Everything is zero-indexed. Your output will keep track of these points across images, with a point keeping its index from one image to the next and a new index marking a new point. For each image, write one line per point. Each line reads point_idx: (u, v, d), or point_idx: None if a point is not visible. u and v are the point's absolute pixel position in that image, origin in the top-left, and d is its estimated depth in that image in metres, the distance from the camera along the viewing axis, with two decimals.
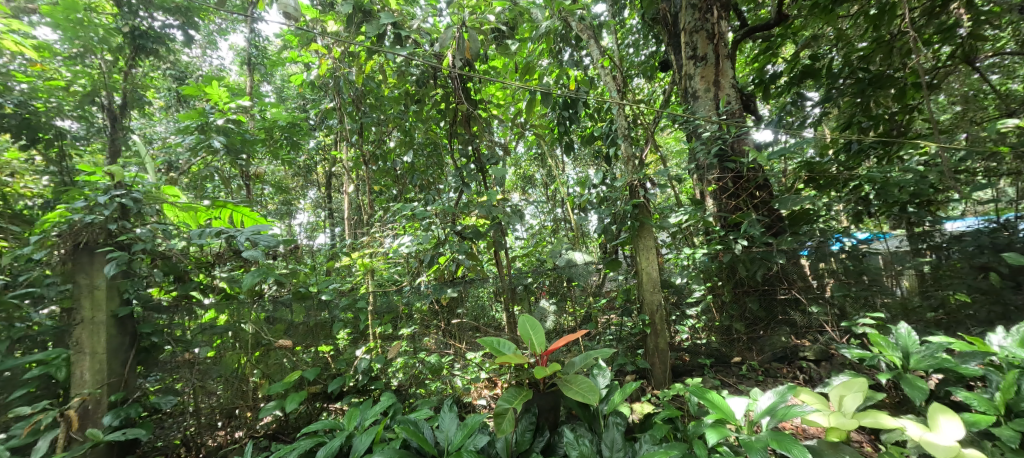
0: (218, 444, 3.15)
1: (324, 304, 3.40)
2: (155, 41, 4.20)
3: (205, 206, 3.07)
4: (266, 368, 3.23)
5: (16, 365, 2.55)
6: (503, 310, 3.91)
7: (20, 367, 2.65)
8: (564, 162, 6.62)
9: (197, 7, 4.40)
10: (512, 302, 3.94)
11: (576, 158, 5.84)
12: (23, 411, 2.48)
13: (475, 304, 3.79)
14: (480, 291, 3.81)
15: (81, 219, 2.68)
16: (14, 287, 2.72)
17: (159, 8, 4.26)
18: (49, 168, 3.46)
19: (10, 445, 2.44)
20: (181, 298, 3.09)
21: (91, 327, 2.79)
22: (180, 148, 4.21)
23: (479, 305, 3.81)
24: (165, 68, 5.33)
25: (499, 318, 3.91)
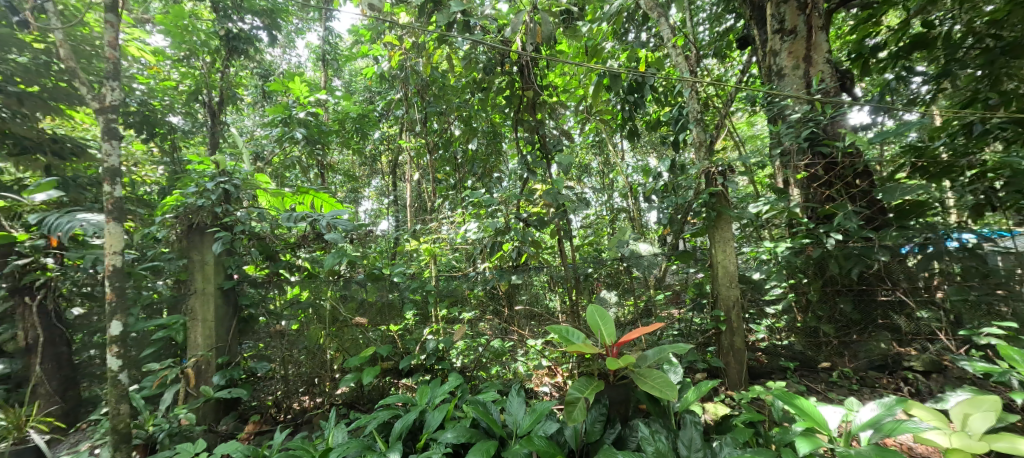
0: (303, 408, 3.48)
1: (394, 285, 3.51)
2: (247, 43, 4.58)
3: (291, 192, 3.49)
4: (342, 343, 3.48)
5: (146, 327, 3.08)
6: (559, 299, 3.76)
7: (145, 330, 3.27)
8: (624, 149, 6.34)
9: (281, 10, 4.79)
10: (568, 290, 3.77)
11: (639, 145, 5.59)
12: (153, 367, 3.04)
13: (533, 292, 3.74)
14: (536, 279, 3.71)
15: (195, 203, 3.11)
16: (144, 261, 3.33)
17: (249, 12, 4.66)
18: (164, 159, 4.19)
19: (144, 394, 3.03)
20: (273, 275, 3.44)
21: (203, 297, 3.23)
22: (266, 141, 4.65)
23: (536, 293, 3.74)
24: (253, 67, 5.85)
25: (553, 306, 3.76)
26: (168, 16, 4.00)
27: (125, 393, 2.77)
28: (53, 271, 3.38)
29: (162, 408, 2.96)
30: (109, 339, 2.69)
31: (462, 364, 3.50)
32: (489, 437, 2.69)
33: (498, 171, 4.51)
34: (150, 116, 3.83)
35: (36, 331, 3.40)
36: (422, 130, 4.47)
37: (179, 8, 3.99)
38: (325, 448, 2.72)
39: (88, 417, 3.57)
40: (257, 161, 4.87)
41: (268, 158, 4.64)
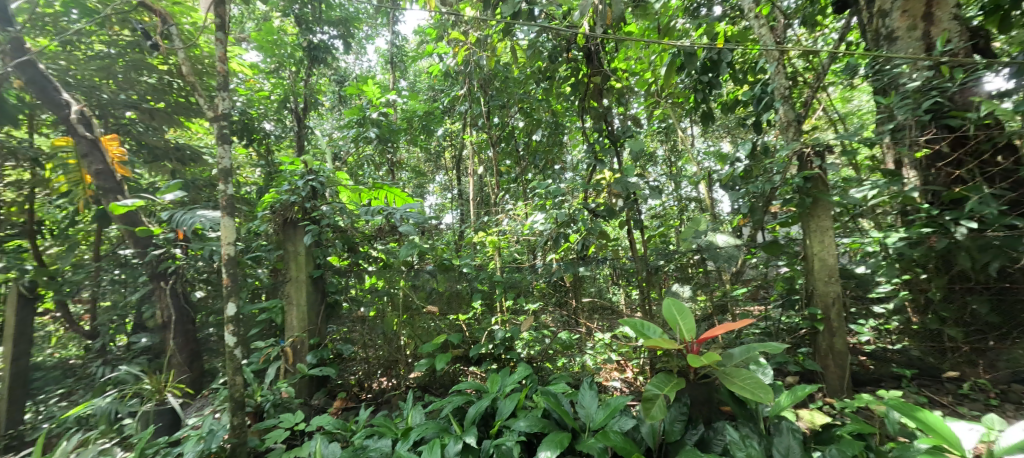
0: (382, 389, 3.72)
1: (464, 275, 3.66)
2: (325, 51, 5.11)
3: (368, 188, 3.77)
4: (414, 330, 3.66)
5: (251, 309, 3.48)
6: (623, 293, 3.67)
7: (250, 312, 3.79)
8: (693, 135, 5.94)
9: (352, 18, 5.28)
10: (632, 284, 3.65)
11: (711, 130, 5.20)
12: (259, 345, 3.41)
13: (594, 284, 3.70)
14: (599, 273, 3.67)
15: (288, 199, 3.43)
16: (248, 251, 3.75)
17: (326, 23, 5.17)
18: (260, 161, 4.71)
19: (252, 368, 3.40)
20: (353, 265, 3.73)
21: (296, 284, 3.54)
22: (342, 142, 5.00)
23: (598, 286, 3.69)
24: (329, 74, 6.29)
25: (616, 300, 3.67)
26: (262, 34, 4.49)
27: (238, 367, 3.03)
28: (180, 260, 3.99)
29: (267, 382, 3.29)
30: (227, 319, 3.00)
31: (529, 354, 3.49)
32: (561, 429, 2.67)
33: (558, 163, 4.43)
34: (248, 124, 4.45)
35: (169, 312, 4.04)
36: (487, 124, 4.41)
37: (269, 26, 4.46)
38: (406, 427, 2.88)
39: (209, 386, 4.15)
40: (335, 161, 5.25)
41: (344, 157, 4.99)
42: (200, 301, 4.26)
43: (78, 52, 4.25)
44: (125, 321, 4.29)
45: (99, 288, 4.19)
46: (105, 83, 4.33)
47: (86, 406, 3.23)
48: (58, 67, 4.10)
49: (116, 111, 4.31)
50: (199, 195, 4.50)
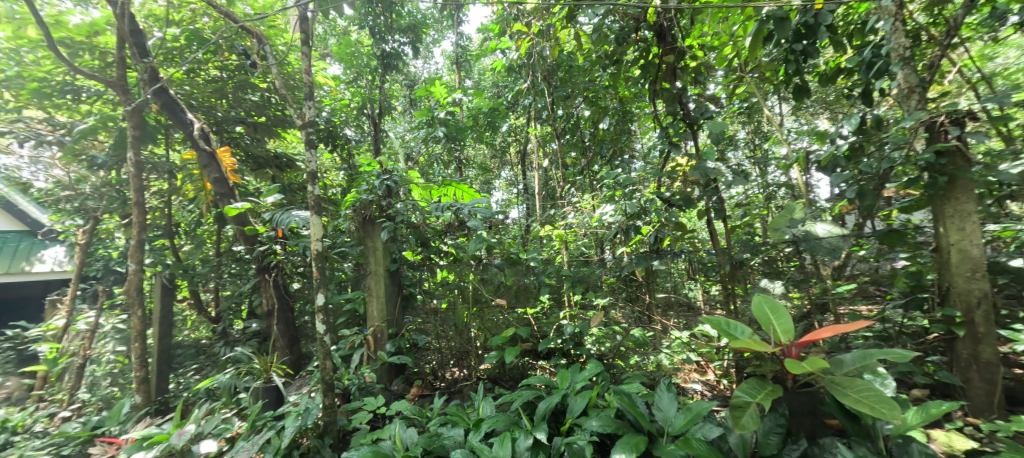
0: (455, 378, 3.83)
1: (531, 270, 3.64)
2: (396, 58, 5.36)
3: (438, 185, 3.97)
4: (483, 323, 3.73)
5: (339, 299, 3.78)
6: (700, 288, 3.54)
7: (338, 303, 4.09)
8: (783, 115, 5.37)
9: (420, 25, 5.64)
10: (710, 279, 3.50)
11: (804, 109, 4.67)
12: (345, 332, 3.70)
13: (667, 279, 3.54)
14: (672, 267, 3.51)
15: (367, 199, 3.68)
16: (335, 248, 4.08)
17: (397, 32, 5.44)
18: (343, 164, 5.08)
19: (340, 354, 3.69)
20: (425, 259, 3.85)
21: (375, 277, 3.76)
22: (414, 143, 5.20)
23: (671, 281, 3.54)
24: (400, 78, 6.57)
25: (692, 296, 3.56)
26: (343, 48, 5.28)
27: (328, 353, 3.26)
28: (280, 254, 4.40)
29: (353, 367, 3.54)
30: (317, 308, 3.27)
31: (598, 351, 3.45)
32: (637, 431, 2.55)
33: (628, 152, 4.23)
34: (331, 131, 4.94)
35: (274, 301, 4.47)
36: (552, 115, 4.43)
37: (348, 40, 5.23)
38: (477, 419, 2.92)
39: (305, 367, 4.56)
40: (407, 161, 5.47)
41: (415, 157, 5.19)
42: (298, 292, 4.65)
43: (199, 78, 4.86)
44: (239, 309, 4.91)
45: (219, 279, 4.81)
46: (218, 102, 4.91)
47: (211, 381, 3.69)
48: (184, 92, 4.72)
49: (227, 126, 4.93)
50: (293, 199, 5.05)
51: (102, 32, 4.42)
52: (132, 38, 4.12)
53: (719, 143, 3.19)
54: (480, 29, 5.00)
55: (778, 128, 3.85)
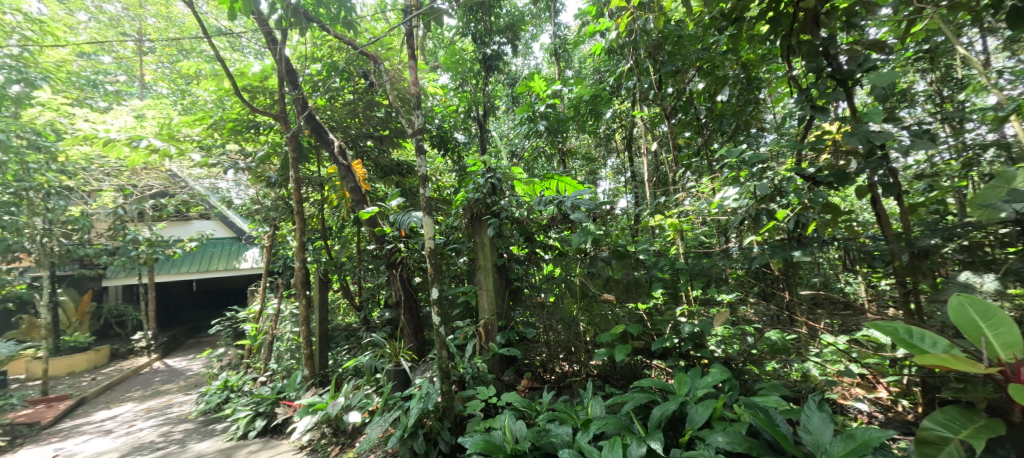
0: (564, 372, 3.69)
1: (641, 263, 3.37)
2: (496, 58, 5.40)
3: (541, 179, 3.88)
4: (593, 318, 3.55)
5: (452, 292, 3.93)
6: (863, 282, 2.82)
7: (453, 295, 4.26)
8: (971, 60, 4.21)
9: (517, 22, 5.59)
10: (878, 271, 2.74)
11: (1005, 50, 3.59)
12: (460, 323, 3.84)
13: (814, 271, 2.94)
14: (821, 257, 2.89)
15: (472, 196, 3.73)
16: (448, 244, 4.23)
17: (496, 33, 5.47)
18: (455, 167, 5.30)
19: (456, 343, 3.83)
20: (531, 254, 3.81)
21: (485, 272, 3.79)
22: (518, 139, 5.21)
23: (819, 273, 2.92)
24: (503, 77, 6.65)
25: (852, 292, 2.85)
26: (449, 57, 5.40)
27: (444, 342, 3.42)
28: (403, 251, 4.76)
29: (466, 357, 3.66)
30: (432, 301, 3.44)
31: (725, 354, 3.10)
32: (775, 452, 2.21)
33: (753, 126, 3.72)
34: (443, 136, 5.45)
35: (399, 293, 4.82)
36: (657, 96, 3.94)
37: (453, 48, 5.37)
38: (585, 419, 2.78)
39: (426, 355, 4.85)
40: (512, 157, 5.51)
41: (520, 154, 5.20)
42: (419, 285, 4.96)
43: (338, 103, 5.56)
44: (370, 302, 5.41)
45: (356, 274, 5.33)
46: (353, 121, 5.59)
47: (357, 360, 4.42)
48: (327, 117, 5.44)
49: (359, 142, 5.62)
50: (412, 201, 5.44)
51: (271, 77, 5.34)
52: (289, 78, 5.01)
53: (887, 100, 2.57)
54: (577, 15, 4.81)
55: (982, 70, 2.56)
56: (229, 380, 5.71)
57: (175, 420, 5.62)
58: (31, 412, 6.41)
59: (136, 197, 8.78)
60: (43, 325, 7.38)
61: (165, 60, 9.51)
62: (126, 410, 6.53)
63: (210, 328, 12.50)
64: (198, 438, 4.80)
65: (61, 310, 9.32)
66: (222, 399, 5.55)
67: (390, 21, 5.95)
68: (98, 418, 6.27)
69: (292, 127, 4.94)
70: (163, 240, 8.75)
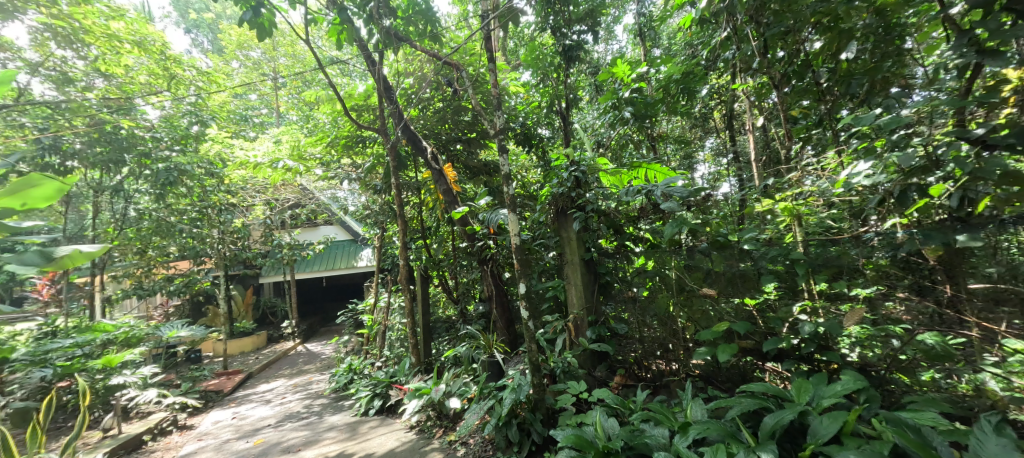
0: (661, 371, 3.45)
1: (746, 254, 3.05)
2: None
3: (628, 169, 3.64)
4: (692, 313, 3.22)
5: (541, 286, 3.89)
6: None
7: (542, 289, 4.22)
8: None
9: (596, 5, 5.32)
10: None
11: None
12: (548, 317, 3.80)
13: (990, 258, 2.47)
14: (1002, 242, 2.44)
15: (557, 191, 3.69)
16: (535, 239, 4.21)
17: None
18: (540, 161, 5.23)
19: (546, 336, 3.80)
20: (621, 247, 3.65)
21: (572, 266, 3.71)
22: (604, 129, 5.00)
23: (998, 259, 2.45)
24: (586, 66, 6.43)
25: None
26: (529, 54, 5.31)
27: (534, 335, 3.38)
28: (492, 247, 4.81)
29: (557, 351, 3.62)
30: (520, 296, 3.43)
31: (861, 358, 2.67)
32: None
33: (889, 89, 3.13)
34: (527, 134, 5.69)
35: (491, 287, 4.89)
36: (763, 61, 3.42)
37: (534, 43, 5.29)
38: (684, 422, 2.55)
39: (518, 348, 4.86)
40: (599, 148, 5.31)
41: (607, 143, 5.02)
42: (509, 279, 5.00)
43: (429, 111, 5.80)
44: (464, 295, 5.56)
45: (452, 269, 5.51)
46: (444, 127, 5.79)
47: (455, 350, 4.57)
48: (419, 126, 5.73)
49: (450, 146, 5.85)
50: (500, 198, 5.51)
51: (373, 95, 5.76)
52: (386, 93, 5.37)
53: None
54: None
55: None
56: (353, 364, 6.32)
57: (313, 394, 6.36)
58: (216, 380, 7.54)
59: (279, 209, 10.19)
60: (222, 314, 8.85)
61: (290, 88, 10.82)
62: (279, 383, 7.49)
63: (338, 318, 13.96)
64: (331, 411, 5.39)
65: (232, 301, 11.04)
66: (347, 380, 6.12)
67: (472, 28, 6.02)
68: (262, 388, 7.26)
69: (392, 138, 5.30)
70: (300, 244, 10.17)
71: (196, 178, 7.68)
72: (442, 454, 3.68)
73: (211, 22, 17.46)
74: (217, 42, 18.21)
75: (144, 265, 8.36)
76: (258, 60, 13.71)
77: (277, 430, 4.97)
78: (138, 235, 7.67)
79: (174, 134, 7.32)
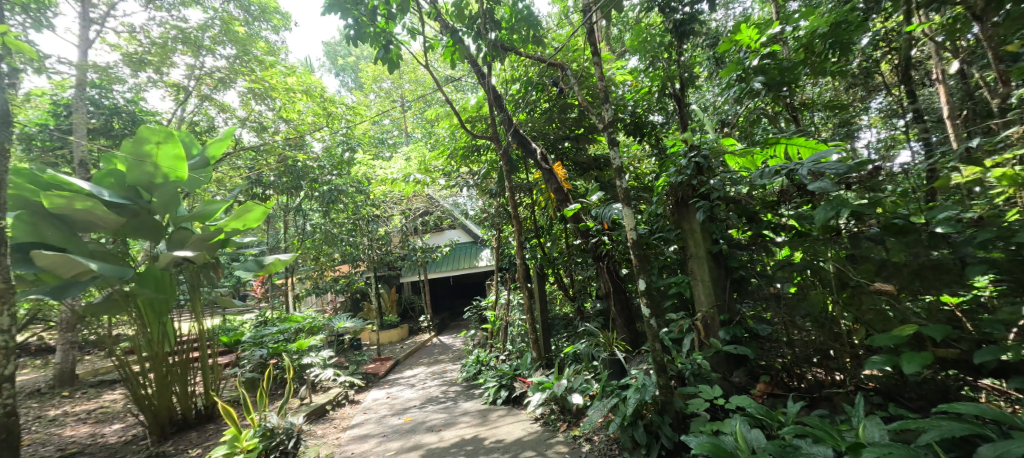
0: (821, 381, 2.92)
1: (938, 239, 2.48)
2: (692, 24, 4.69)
3: (761, 147, 3.31)
4: (861, 313, 2.73)
5: (663, 283, 3.61)
6: None
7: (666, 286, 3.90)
8: None
9: None
10: None
11: None
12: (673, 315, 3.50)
13: None
14: None
15: (674, 180, 3.36)
16: (653, 233, 3.91)
17: None
18: (656, 150, 4.87)
19: (671, 337, 3.51)
20: (757, 237, 3.22)
21: (698, 260, 3.39)
22: (730, 105, 4.49)
23: None
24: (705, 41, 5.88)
25: None
26: (634, 39, 4.96)
27: (658, 335, 3.11)
28: (608, 244, 4.61)
29: (685, 351, 3.32)
30: (640, 292, 3.19)
31: None
32: None
33: None
34: (638, 122, 5.39)
35: (609, 285, 4.70)
36: None
37: (639, 27, 4.90)
38: (856, 444, 2.11)
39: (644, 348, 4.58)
40: (725, 127, 4.80)
41: (733, 121, 4.47)
42: (628, 275, 4.73)
43: (536, 112, 5.80)
44: (585, 292, 5.38)
45: (569, 267, 5.40)
46: (551, 127, 5.70)
47: (574, 347, 4.46)
48: (528, 128, 5.75)
49: (558, 145, 5.72)
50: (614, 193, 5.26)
51: (484, 105, 5.99)
52: (495, 101, 5.51)
53: None
54: None
55: None
56: (480, 356, 6.59)
57: (446, 382, 6.78)
58: (373, 364, 8.44)
59: (411, 217, 11.12)
60: (374, 309, 9.98)
61: (414, 109, 11.75)
62: (421, 370, 8.14)
63: (463, 316, 14.77)
64: (465, 398, 5.66)
65: (381, 298, 12.04)
66: (474, 372, 6.39)
67: (575, 22, 5.78)
68: (408, 373, 7.93)
69: (503, 144, 5.40)
70: (428, 247, 10.90)
71: (350, 196, 8.76)
72: (567, 448, 3.57)
73: (352, 64, 19.95)
74: (357, 79, 20.62)
75: (318, 269, 9.40)
76: (389, 89, 15.19)
77: (422, 410, 5.33)
78: (310, 245, 8.99)
79: (332, 161, 8.87)
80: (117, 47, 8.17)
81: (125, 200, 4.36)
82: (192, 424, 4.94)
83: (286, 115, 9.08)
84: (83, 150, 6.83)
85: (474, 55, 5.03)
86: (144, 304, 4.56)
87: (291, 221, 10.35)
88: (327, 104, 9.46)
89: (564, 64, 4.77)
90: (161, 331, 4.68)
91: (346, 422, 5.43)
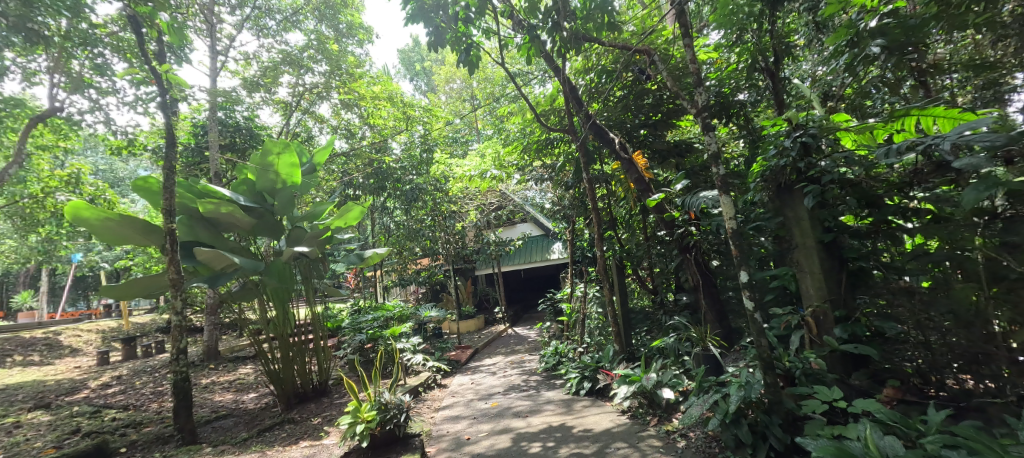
0: (968, 389, 2.52)
1: None
2: None
3: (885, 121, 2.90)
4: (1020, 312, 2.34)
5: (763, 276, 3.31)
6: None
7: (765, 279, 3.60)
8: None
9: None
10: None
11: None
12: (777, 311, 3.17)
13: None
14: None
15: (776, 164, 3.06)
16: (750, 222, 3.62)
17: None
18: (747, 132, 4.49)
19: (775, 334, 3.21)
20: (880, 224, 2.85)
21: (806, 251, 3.08)
22: (835, 75, 4.00)
23: None
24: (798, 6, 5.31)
25: None
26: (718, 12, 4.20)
27: (763, 329, 2.87)
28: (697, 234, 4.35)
29: (793, 349, 3.01)
30: (741, 285, 2.95)
31: None
32: None
33: None
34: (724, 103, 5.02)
35: (698, 277, 4.44)
36: None
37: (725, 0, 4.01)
38: None
39: (739, 344, 4.27)
40: (827, 99, 4.30)
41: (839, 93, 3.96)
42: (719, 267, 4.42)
43: (611, 101, 5.61)
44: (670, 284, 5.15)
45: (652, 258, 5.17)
46: (627, 115, 5.46)
47: (662, 341, 4.27)
48: (604, 119, 5.58)
49: (634, 133, 5.44)
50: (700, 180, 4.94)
51: (558, 96, 5.90)
52: (571, 92, 5.40)
53: None
54: None
55: None
56: (558, 347, 6.55)
57: (526, 372, 6.84)
58: (454, 352, 8.78)
59: (487, 211, 11.36)
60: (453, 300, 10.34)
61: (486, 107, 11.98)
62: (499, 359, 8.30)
63: (538, 307, 14.91)
64: (547, 387, 5.66)
65: (458, 290, 12.54)
66: (553, 363, 6.38)
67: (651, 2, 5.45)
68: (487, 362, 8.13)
69: (579, 136, 5.29)
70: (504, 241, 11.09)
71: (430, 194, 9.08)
72: (661, 442, 3.43)
73: (425, 68, 20.83)
74: (431, 81, 21.44)
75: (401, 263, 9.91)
76: (461, 89, 15.55)
77: (506, 397, 5.43)
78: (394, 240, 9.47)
79: (413, 162, 9.36)
80: (236, 71, 9.23)
81: (254, 203, 4.90)
82: (309, 396, 5.46)
83: (372, 121, 9.66)
84: (215, 162, 7.83)
85: (550, 49, 4.99)
86: (271, 290, 5.20)
87: (378, 219, 11.00)
88: (406, 108, 9.86)
89: (649, 50, 4.53)
90: (284, 316, 5.22)
91: (437, 402, 5.68)
